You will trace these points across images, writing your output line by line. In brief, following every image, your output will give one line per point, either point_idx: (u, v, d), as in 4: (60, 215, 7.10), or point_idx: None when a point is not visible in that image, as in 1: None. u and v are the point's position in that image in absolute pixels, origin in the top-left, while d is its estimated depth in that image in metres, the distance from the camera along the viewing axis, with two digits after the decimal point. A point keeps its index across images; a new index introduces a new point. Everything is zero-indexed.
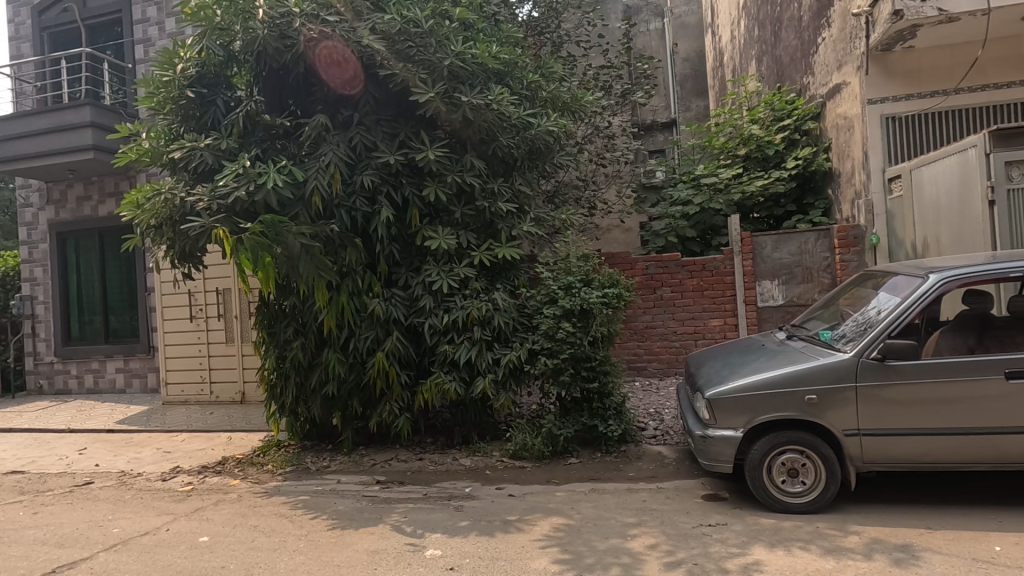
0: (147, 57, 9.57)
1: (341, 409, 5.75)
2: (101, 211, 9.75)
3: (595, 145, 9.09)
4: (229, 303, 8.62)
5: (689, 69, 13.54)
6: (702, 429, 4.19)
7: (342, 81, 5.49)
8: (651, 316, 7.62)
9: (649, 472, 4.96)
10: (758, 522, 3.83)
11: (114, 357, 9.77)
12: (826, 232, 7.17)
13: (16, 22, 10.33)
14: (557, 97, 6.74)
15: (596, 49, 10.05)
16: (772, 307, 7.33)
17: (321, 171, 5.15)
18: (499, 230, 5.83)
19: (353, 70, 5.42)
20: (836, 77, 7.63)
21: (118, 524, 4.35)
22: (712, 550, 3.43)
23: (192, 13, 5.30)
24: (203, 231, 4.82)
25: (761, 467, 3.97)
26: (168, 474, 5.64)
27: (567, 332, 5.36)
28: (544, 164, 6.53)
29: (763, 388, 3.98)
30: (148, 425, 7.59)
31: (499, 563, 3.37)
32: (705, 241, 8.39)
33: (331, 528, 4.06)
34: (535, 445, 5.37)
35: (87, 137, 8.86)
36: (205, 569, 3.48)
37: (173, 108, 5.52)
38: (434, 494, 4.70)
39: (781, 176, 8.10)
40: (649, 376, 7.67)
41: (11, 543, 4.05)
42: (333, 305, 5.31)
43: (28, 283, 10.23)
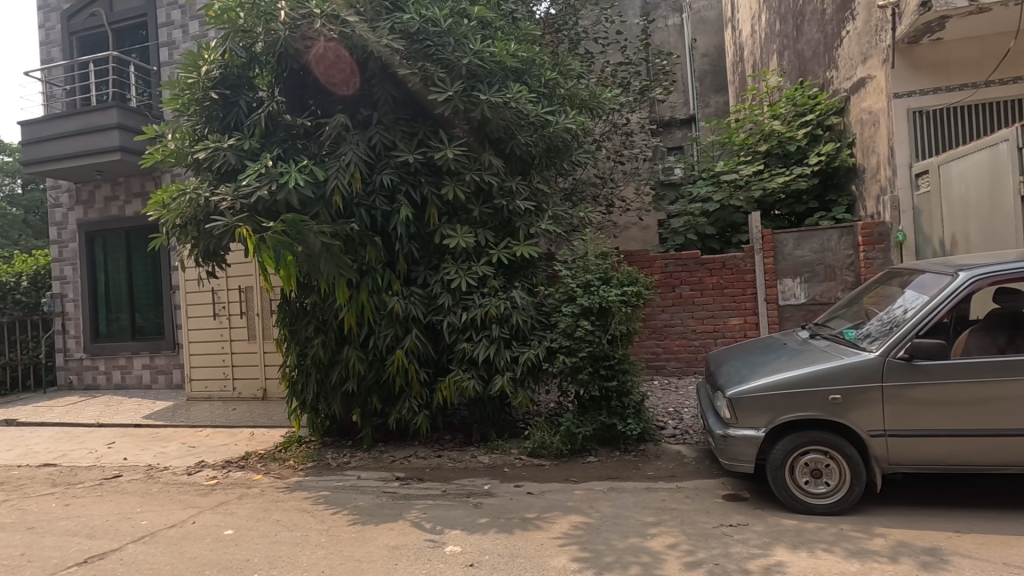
0: (171, 60, 9.77)
1: (361, 406, 5.82)
2: (128, 211, 9.97)
3: (614, 142, 9.04)
4: (251, 301, 8.76)
5: (708, 64, 13.37)
6: (722, 428, 4.14)
7: (335, 80, 5.63)
8: (670, 314, 7.56)
9: (668, 471, 4.93)
10: (780, 522, 3.78)
11: (140, 353, 9.99)
12: (849, 230, 7.05)
13: (46, 27, 10.61)
14: (575, 94, 6.73)
15: (614, 46, 9.98)
16: (794, 306, 7.23)
17: (341, 170, 5.20)
18: (518, 228, 5.84)
19: (347, 69, 5.55)
20: (860, 71, 7.48)
21: (146, 516, 4.46)
22: (733, 550, 3.39)
23: (217, 16, 5.40)
24: (226, 230, 4.90)
25: (783, 467, 3.92)
26: (193, 468, 5.76)
27: (586, 330, 5.34)
28: (562, 162, 6.52)
29: (786, 388, 3.92)
30: (173, 420, 7.76)
31: (518, 561, 3.38)
32: (725, 239, 8.30)
33: (352, 523, 4.11)
34: (554, 443, 5.37)
35: (114, 139, 9.08)
36: (230, 561, 3.55)
37: (198, 109, 5.61)
38: (453, 491, 4.73)
39: (803, 173, 7.97)
40: (667, 375, 7.61)
41: (45, 534, 4.18)
42: (353, 303, 5.37)
43: (59, 281, 10.52)
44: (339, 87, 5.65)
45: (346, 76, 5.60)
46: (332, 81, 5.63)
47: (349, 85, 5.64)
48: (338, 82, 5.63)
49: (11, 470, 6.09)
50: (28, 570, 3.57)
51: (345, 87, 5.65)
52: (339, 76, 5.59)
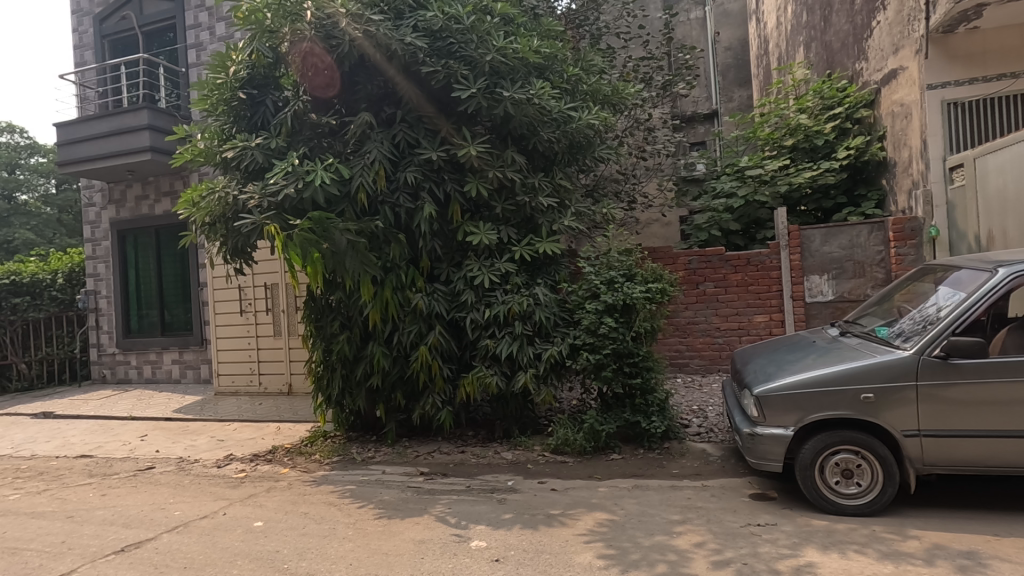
0: (199, 61, 9.96)
1: (385, 401, 5.89)
2: (158, 210, 10.21)
3: (636, 138, 8.91)
4: (277, 297, 8.91)
5: (731, 58, 13.18)
6: (749, 426, 4.09)
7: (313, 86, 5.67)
8: (694, 311, 7.48)
9: (694, 469, 4.89)
10: (810, 523, 3.72)
11: (170, 349, 10.24)
12: (880, 225, 6.89)
13: (80, 30, 10.91)
14: (598, 90, 6.73)
15: (636, 40, 9.89)
16: (821, 303, 7.10)
17: (366, 168, 5.25)
18: (540, 226, 5.83)
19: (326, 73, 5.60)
20: (891, 62, 7.30)
21: (179, 507, 4.58)
22: (761, 550, 3.35)
23: (245, 16, 5.49)
24: (254, 227, 4.98)
25: (813, 467, 3.86)
26: (223, 461, 5.89)
27: (610, 327, 5.32)
28: (585, 158, 6.52)
29: (814, 387, 3.86)
30: (202, 414, 7.95)
31: (544, 556, 3.39)
32: (749, 235, 8.18)
33: (378, 517, 4.16)
34: (577, 440, 5.36)
35: (145, 140, 9.30)
36: (260, 552, 3.62)
37: (226, 108, 5.71)
38: (477, 487, 4.76)
39: (830, 167, 7.80)
40: (691, 373, 7.53)
41: (84, 523, 4.32)
42: (377, 299, 5.43)
43: (92, 279, 10.83)
44: (325, 90, 5.68)
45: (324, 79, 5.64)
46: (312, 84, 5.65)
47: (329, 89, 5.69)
48: (318, 85, 5.67)
49: (49, 460, 6.30)
50: (68, 556, 3.69)
51: (320, 89, 5.69)
52: (318, 79, 5.65)
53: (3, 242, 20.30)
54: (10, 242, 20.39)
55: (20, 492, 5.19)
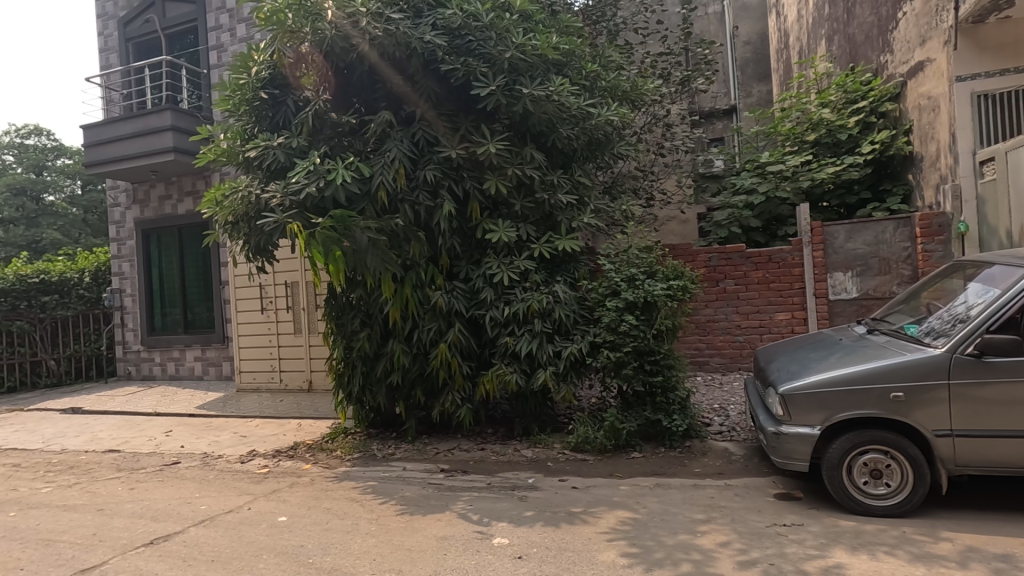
0: (221, 62, 10.10)
1: (405, 398, 5.92)
2: (181, 210, 10.39)
3: (654, 134, 8.90)
4: (297, 295, 9.01)
5: (750, 52, 12.97)
6: (775, 425, 4.03)
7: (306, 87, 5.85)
8: (714, 309, 7.40)
9: (716, 468, 4.84)
10: (837, 523, 3.66)
11: (192, 346, 10.41)
12: (906, 221, 6.76)
13: (105, 34, 11.15)
14: (616, 86, 6.73)
15: (655, 35, 9.79)
16: (845, 301, 6.98)
17: (386, 166, 5.28)
18: (559, 223, 5.81)
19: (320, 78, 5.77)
20: (918, 54, 7.14)
21: (205, 501, 4.65)
22: (788, 550, 3.31)
23: (266, 17, 5.50)
24: (276, 226, 5.01)
25: (840, 467, 3.79)
26: (246, 457, 5.98)
27: (630, 324, 5.29)
28: (603, 155, 6.49)
29: (841, 385, 3.79)
30: (224, 410, 8.07)
31: (567, 554, 3.38)
32: (770, 232, 8.07)
33: (400, 513, 4.19)
34: (597, 438, 5.34)
35: (168, 141, 9.46)
36: (285, 546, 3.67)
37: (248, 108, 5.78)
38: (497, 484, 4.76)
39: (854, 162, 7.65)
40: (711, 371, 7.45)
41: (113, 516, 4.41)
42: (398, 297, 5.47)
43: (118, 277, 11.06)
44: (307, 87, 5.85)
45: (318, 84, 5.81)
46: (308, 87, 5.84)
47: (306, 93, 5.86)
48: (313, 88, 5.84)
49: (79, 454, 6.46)
50: (100, 548, 3.77)
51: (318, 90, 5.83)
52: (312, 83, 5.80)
53: (31, 242, 20.85)
54: (38, 242, 20.95)
55: (51, 485, 5.32)
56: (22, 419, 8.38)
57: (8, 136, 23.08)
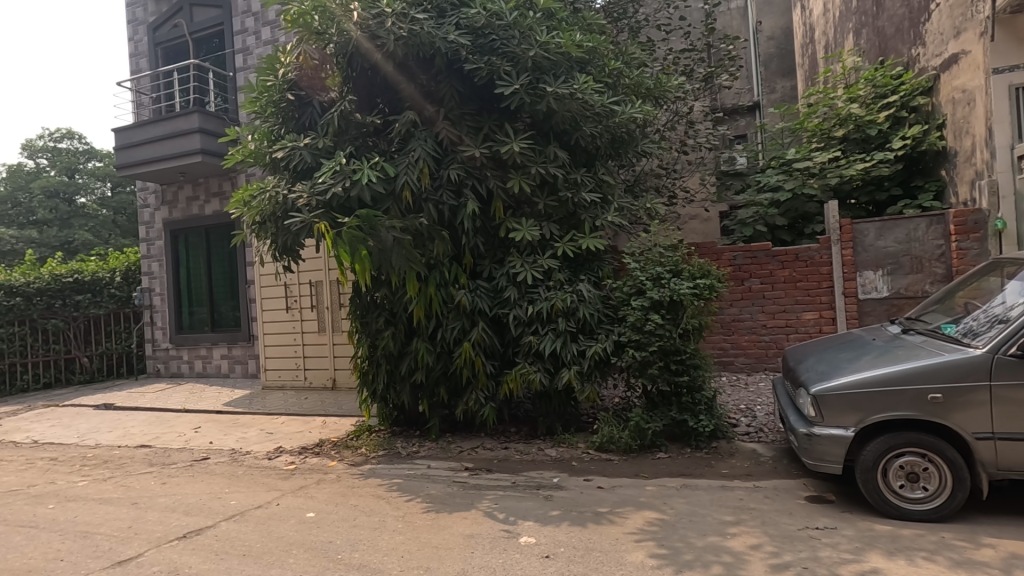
0: (246, 65, 10.28)
1: (429, 397, 5.95)
2: (207, 210, 10.59)
3: (677, 132, 8.81)
4: (321, 294, 9.12)
5: (774, 47, 12.76)
6: (806, 426, 3.95)
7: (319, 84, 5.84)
8: (739, 308, 7.30)
9: (744, 470, 4.76)
10: (872, 527, 3.58)
11: (219, 344, 10.61)
12: (939, 218, 6.58)
13: (135, 39, 11.44)
14: (640, 83, 6.71)
15: (677, 32, 9.67)
16: (875, 300, 6.82)
17: (410, 166, 5.30)
18: (582, 221, 5.79)
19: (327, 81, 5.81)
20: (952, 46, 6.95)
21: (235, 496, 4.74)
22: (821, 554, 3.24)
23: (293, 19, 5.56)
24: (303, 226, 5.05)
25: (875, 470, 3.70)
26: (273, 453, 6.07)
27: (656, 324, 5.24)
28: (627, 153, 6.45)
29: (877, 386, 3.70)
30: (250, 407, 8.21)
31: (595, 554, 3.36)
32: (796, 230, 7.93)
33: (426, 511, 4.21)
34: (622, 437, 5.30)
35: (196, 142, 9.65)
36: (314, 542, 3.71)
37: (274, 110, 5.85)
38: (522, 483, 4.75)
39: (884, 158, 7.47)
40: (735, 371, 7.35)
41: (147, 509, 4.52)
42: (421, 295, 5.50)
43: (147, 276, 11.33)
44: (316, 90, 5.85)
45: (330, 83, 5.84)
46: (315, 87, 5.84)
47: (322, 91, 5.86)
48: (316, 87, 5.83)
49: (113, 449, 6.64)
50: (136, 541, 3.86)
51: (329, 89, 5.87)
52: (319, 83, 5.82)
53: (64, 243, 21.55)
54: (71, 242, 21.64)
55: (87, 479, 5.47)
56: (58, 414, 8.65)
57: (43, 140, 23.78)
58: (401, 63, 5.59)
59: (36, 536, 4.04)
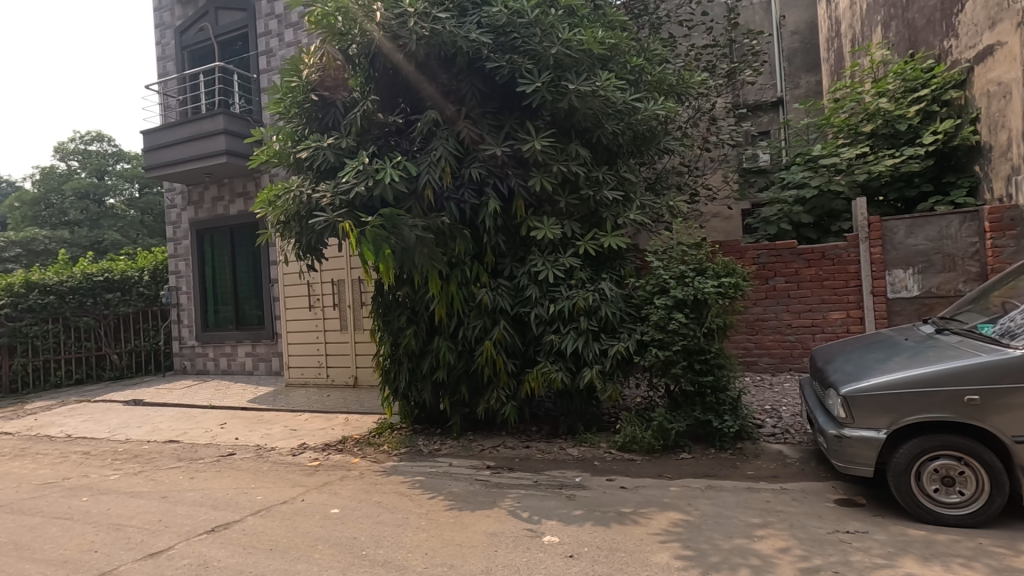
0: (270, 67, 10.43)
1: (450, 395, 5.97)
2: (232, 210, 10.78)
3: (699, 129, 8.71)
4: (343, 293, 9.23)
5: (798, 42, 12.51)
6: (836, 428, 3.87)
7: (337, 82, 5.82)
8: (763, 308, 7.19)
9: (770, 471, 4.69)
10: (905, 532, 3.49)
11: (243, 342, 10.79)
12: (973, 215, 6.37)
13: (163, 43, 11.69)
14: (662, 80, 6.63)
15: (700, 27, 9.54)
16: (905, 299, 6.63)
17: (433, 165, 5.31)
18: (604, 219, 5.76)
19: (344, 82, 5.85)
20: (987, 38, 6.74)
21: (261, 492, 4.81)
22: (852, 558, 3.17)
23: (316, 20, 5.60)
24: (327, 225, 5.09)
25: (908, 473, 3.61)
26: (297, 450, 6.16)
27: (680, 323, 5.18)
28: (648, 150, 6.39)
29: (910, 387, 3.60)
30: (274, 404, 8.34)
31: (619, 555, 3.34)
32: (822, 227, 7.78)
33: (449, 508, 4.23)
34: (645, 438, 5.25)
35: (221, 143, 9.82)
36: (339, 538, 3.75)
37: (298, 111, 5.91)
38: (544, 482, 4.74)
39: (914, 154, 7.24)
40: (760, 372, 7.24)
41: (177, 503, 4.62)
42: (443, 294, 5.53)
43: (174, 275, 11.57)
44: (337, 90, 5.85)
45: (351, 83, 5.87)
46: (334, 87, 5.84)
47: (341, 91, 5.84)
48: (335, 87, 5.83)
49: (143, 444, 6.79)
50: (166, 534, 3.94)
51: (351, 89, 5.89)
52: (338, 82, 5.81)
53: (94, 243, 22.13)
54: (100, 242, 22.23)
55: (119, 472, 5.61)
56: (90, 409, 8.88)
57: (74, 143, 24.42)
58: (423, 63, 5.60)
59: (71, 527, 4.15)
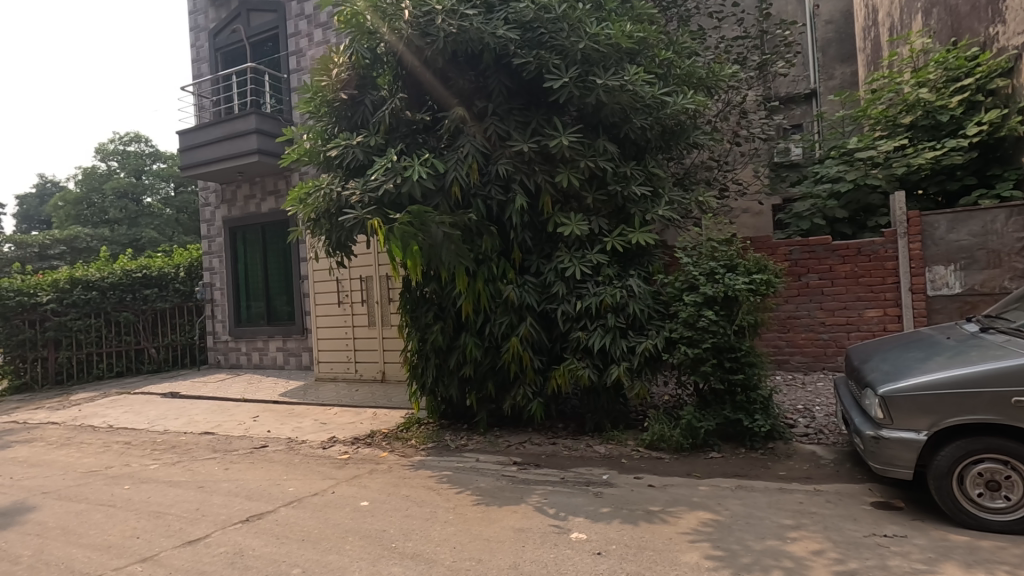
0: (300, 67, 10.61)
1: (477, 391, 6.00)
2: (264, 208, 11.02)
3: (729, 123, 8.55)
4: (372, 289, 9.37)
5: (832, 32, 12.13)
6: (873, 429, 3.76)
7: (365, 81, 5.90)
8: (795, 305, 7.03)
9: (803, 472, 4.59)
10: (947, 537, 3.37)
11: (275, 337, 11.03)
12: (1020, 208, 6.11)
13: (197, 45, 12.00)
14: (692, 73, 6.52)
15: (730, 19, 9.35)
16: (946, 297, 6.40)
17: (460, 162, 5.34)
18: (632, 215, 5.71)
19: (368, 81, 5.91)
20: None
21: (292, 483, 4.92)
22: (891, 563, 3.08)
23: (345, 20, 5.68)
24: (357, 223, 5.17)
25: (949, 476, 3.50)
26: (327, 443, 6.28)
27: (710, 320, 5.10)
28: (678, 145, 6.30)
29: (953, 388, 3.48)
30: (305, 398, 8.50)
31: (648, 553, 3.31)
32: (857, 223, 7.53)
33: (476, 503, 4.26)
34: (673, 436, 5.19)
35: (253, 142, 10.04)
36: (369, 530, 3.81)
37: (328, 110, 5.97)
38: (571, 479, 4.74)
39: (957, 146, 6.96)
40: (792, 370, 7.08)
41: (213, 493, 4.75)
42: (470, 290, 5.55)
43: (208, 272, 11.88)
44: (366, 88, 5.91)
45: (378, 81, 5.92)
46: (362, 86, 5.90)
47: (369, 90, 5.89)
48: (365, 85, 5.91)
49: (180, 435, 7.01)
50: (203, 523, 4.07)
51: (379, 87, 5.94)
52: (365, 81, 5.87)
53: (133, 241, 22.87)
54: (139, 240, 22.97)
55: (158, 462, 5.81)
56: (129, 401, 9.21)
57: (114, 143, 25.28)
58: (451, 58, 5.65)
59: (114, 514, 4.32)
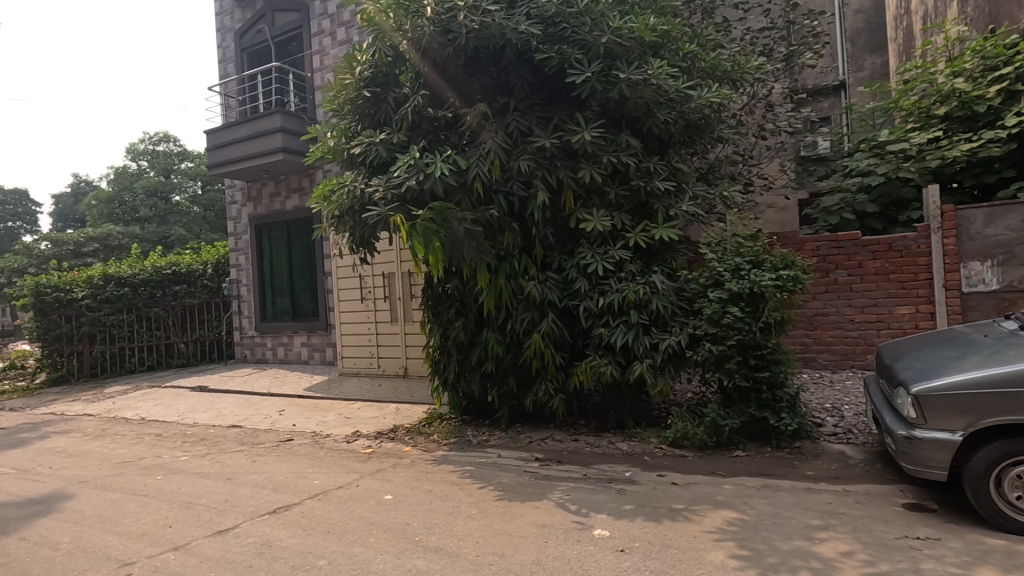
0: (323, 66, 10.73)
1: (498, 387, 6.01)
2: (289, 205, 11.20)
3: (755, 116, 8.40)
4: (394, 285, 9.45)
5: (862, 21, 11.79)
6: (905, 429, 3.66)
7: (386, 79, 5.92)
8: (822, 302, 6.89)
9: (831, 472, 4.50)
10: (983, 541, 3.27)
11: (300, 333, 11.21)
12: None
13: (224, 46, 12.23)
14: (717, 66, 6.40)
15: (756, 10, 9.16)
16: (982, 294, 6.20)
17: (482, 158, 5.34)
18: (655, 211, 5.65)
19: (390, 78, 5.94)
20: None
21: (318, 476, 5.00)
22: (924, 566, 3.00)
23: (368, 18, 5.72)
24: (380, 219, 5.22)
25: (986, 479, 3.39)
26: (351, 437, 6.37)
27: (735, 317, 5.01)
28: (702, 139, 6.20)
29: (989, 387, 3.38)
30: (330, 393, 8.63)
31: (671, 551, 3.28)
32: (888, 217, 7.33)
33: (498, 499, 4.27)
34: (697, 434, 5.13)
35: (278, 141, 10.20)
36: (393, 524, 3.85)
37: (351, 108, 6.02)
38: (594, 476, 4.72)
39: (994, 137, 6.71)
40: (819, 368, 6.95)
41: (241, 484, 4.86)
42: (492, 287, 5.55)
43: (235, 268, 12.14)
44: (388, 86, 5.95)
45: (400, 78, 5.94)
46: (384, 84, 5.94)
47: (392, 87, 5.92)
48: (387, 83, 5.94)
49: (209, 428, 7.18)
50: (232, 513, 4.16)
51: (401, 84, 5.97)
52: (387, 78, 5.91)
53: (162, 238, 23.46)
54: (168, 237, 23.54)
55: (188, 454, 5.96)
56: (160, 394, 9.47)
57: (144, 143, 25.94)
58: (473, 54, 5.68)
59: (147, 503, 4.44)
